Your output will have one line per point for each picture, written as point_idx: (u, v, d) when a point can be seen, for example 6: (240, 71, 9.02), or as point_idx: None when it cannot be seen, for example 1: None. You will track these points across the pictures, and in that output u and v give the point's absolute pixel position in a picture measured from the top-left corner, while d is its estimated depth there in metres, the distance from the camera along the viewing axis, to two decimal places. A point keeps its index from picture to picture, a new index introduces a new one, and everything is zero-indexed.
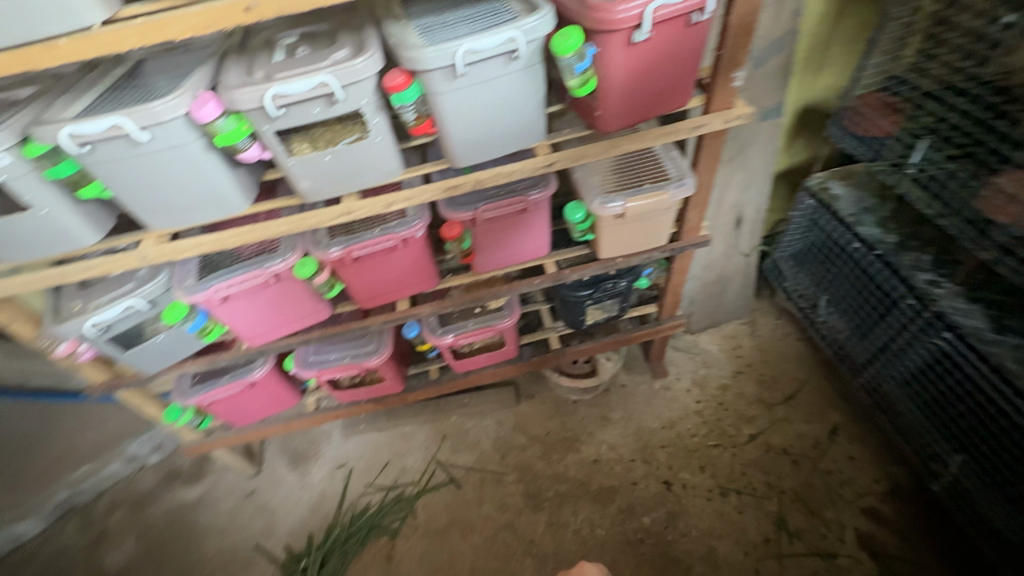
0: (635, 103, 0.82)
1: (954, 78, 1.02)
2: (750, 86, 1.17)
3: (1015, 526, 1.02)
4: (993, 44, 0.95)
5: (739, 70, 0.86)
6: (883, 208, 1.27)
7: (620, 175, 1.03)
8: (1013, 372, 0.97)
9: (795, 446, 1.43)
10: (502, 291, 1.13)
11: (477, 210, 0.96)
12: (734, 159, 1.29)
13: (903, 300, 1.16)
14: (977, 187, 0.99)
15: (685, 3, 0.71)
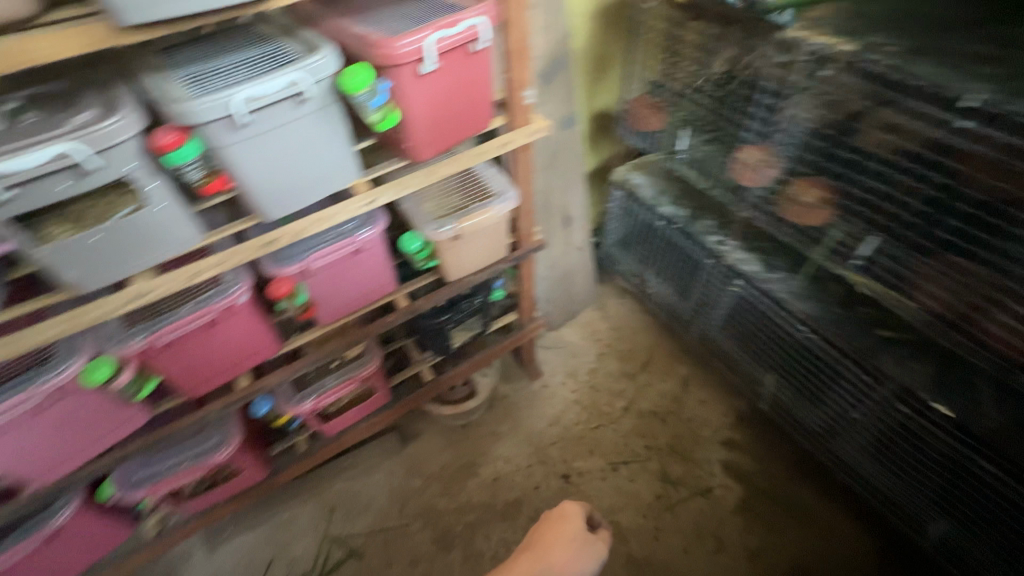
0: (440, 130, 0.84)
1: (693, 80, 1.20)
2: (545, 101, 1.30)
3: (818, 419, 1.25)
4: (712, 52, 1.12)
5: (528, 89, 0.93)
6: (673, 187, 1.49)
7: (447, 198, 1.05)
8: (786, 299, 1.19)
9: (660, 406, 1.61)
10: (356, 338, 1.06)
11: (304, 261, 0.89)
12: (549, 166, 1.41)
13: (704, 260, 1.38)
14: (727, 161, 1.18)
15: (461, 34, 0.75)
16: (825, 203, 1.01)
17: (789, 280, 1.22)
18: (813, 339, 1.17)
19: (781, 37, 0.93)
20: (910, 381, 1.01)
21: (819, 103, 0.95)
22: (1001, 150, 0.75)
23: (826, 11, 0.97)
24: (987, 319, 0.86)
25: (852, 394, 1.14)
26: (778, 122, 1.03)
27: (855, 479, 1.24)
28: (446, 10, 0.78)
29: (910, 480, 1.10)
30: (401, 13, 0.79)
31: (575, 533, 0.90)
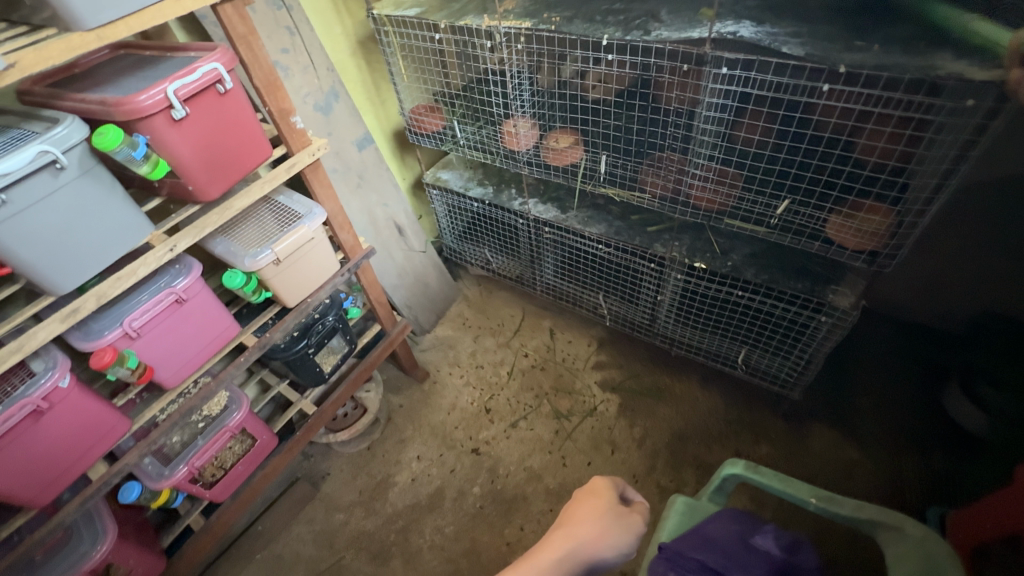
0: (218, 167, 0.93)
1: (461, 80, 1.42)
2: (334, 129, 1.43)
3: (644, 312, 1.53)
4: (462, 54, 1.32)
5: (294, 116, 1.06)
6: (477, 173, 1.71)
7: (258, 231, 1.12)
8: (582, 227, 1.43)
9: (537, 358, 1.80)
10: (211, 387, 1.08)
11: (123, 324, 0.91)
12: (361, 185, 1.54)
13: (519, 222, 1.60)
14: (496, 133, 1.39)
15: (203, 79, 0.85)
16: (574, 142, 1.27)
17: (579, 212, 1.48)
18: (611, 252, 1.43)
19: (483, 29, 1.15)
20: (677, 253, 1.29)
21: (530, 68, 1.21)
22: (631, 69, 1.04)
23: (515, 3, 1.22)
24: (687, 188, 1.12)
25: (654, 281, 1.42)
26: (510, 90, 1.25)
27: (684, 349, 1.53)
28: (186, 62, 0.88)
29: (712, 326, 1.41)
30: (141, 76, 0.86)
31: (611, 509, 0.74)
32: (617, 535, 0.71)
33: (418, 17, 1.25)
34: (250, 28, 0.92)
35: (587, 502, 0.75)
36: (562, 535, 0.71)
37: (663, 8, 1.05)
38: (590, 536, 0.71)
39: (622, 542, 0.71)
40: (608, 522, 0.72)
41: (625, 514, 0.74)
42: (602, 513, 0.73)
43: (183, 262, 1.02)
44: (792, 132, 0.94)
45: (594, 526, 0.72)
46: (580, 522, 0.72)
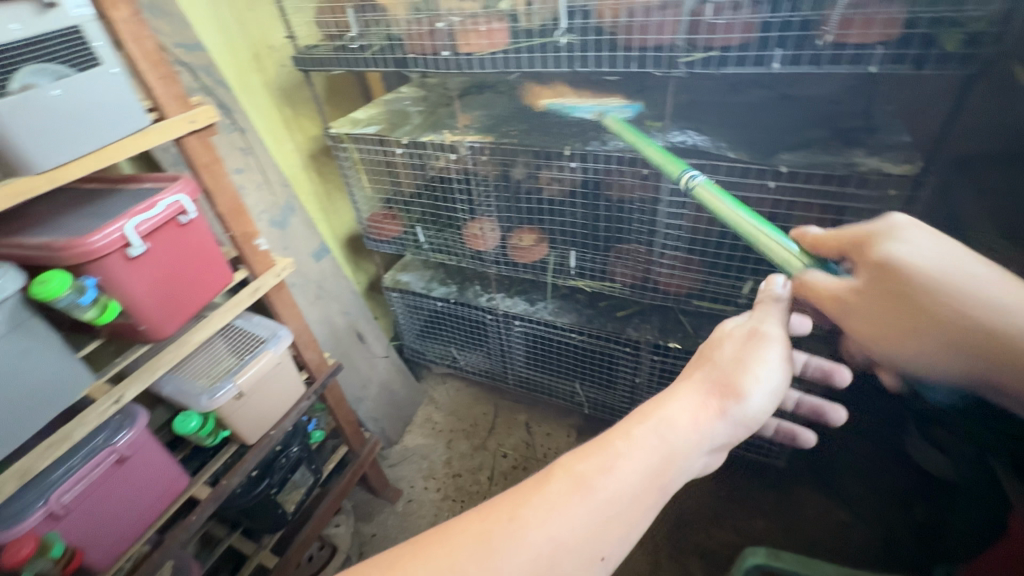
0: (176, 301, 0.85)
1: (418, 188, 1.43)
2: (290, 242, 1.38)
3: (622, 396, 1.53)
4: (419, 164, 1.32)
5: (258, 238, 1.01)
6: (438, 272, 1.70)
7: (215, 362, 1.02)
8: (554, 319, 1.45)
9: (517, 457, 1.70)
10: (156, 559, 0.89)
11: (49, 500, 0.75)
12: (320, 296, 1.47)
13: (486, 318, 1.58)
14: (460, 235, 1.41)
15: (164, 212, 0.79)
16: (540, 239, 1.32)
17: (548, 303, 1.50)
18: (585, 339, 1.44)
19: (446, 143, 1.21)
20: (650, 336, 1.33)
21: (492, 177, 1.26)
22: (592, 174, 1.11)
23: (471, 119, 1.30)
24: (656, 275, 1.19)
25: (629, 365, 1.43)
26: (475, 195, 1.30)
27: None
28: (143, 195, 0.82)
29: None
30: (90, 213, 0.79)
31: (746, 333, 0.58)
32: (767, 363, 0.55)
33: (377, 134, 1.29)
34: (214, 156, 0.89)
35: (714, 354, 0.58)
36: (702, 390, 0.54)
37: (609, 120, 1.18)
38: (726, 387, 0.54)
39: (763, 374, 0.54)
40: (744, 355, 0.56)
41: (753, 332, 0.58)
42: (736, 350, 0.57)
43: (125, 412, 0.89)
44: None
45: (730, 370, 0.55)
46: (716, 373, 0.55)
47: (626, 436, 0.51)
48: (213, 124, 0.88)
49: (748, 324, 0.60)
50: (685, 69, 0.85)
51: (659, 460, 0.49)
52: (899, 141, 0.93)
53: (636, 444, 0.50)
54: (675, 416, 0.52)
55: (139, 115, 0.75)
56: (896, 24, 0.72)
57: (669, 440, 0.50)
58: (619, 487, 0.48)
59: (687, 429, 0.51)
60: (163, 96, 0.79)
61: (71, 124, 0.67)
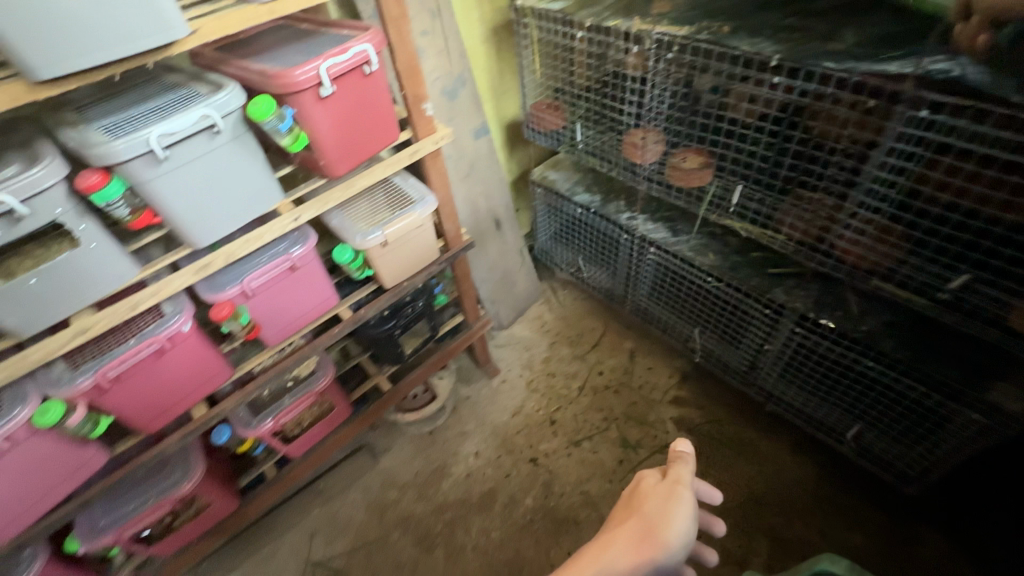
0: (350, 147, 0.95)
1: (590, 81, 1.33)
2: (455, 115, 1.42)
3: (742, 357, 1.40)
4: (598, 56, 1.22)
5: (426, 102, 1.05)
6: (586, 178, 1.64)
7: (372, 209, 1.15)
8: (692, 256, 1.32)
9: (612, 379, 1.72)
10: (305, 352, 1.12)
11: (243, 282, 0.97)
12: (470, 175, 1.53)
13: (622, 237, 1.51)
14: (619, 142, 1.31)
15: (352, 59, 0.85)
16: (705, 164, 1.15)
17: (692, 238, 1.37)
18: (720, 288, 1.31)
19: (632, 32, 1.08)
20: (800, 304, 1.15)
21: (673, 83, 1.12)
22: (798, 95, 0.91)
23: (670, 6, 1.12)
24: (834, 238, 0.99)
25: (761, 329, 1.29)
26: (647, 99, 1.18)
27: (782, 406, 1.39)
28: (340, 39, 0.89)
29: (821, 391, 1.26)
30: (297, 49, 0.89)
31: (660, 489, 0.66)
32: (682, 514, 0.64)
33: (562, 12, 1.20)
34: (403, 11, 0.92)
35: (639, 504, 0.66)
36: (635, 539, 0.62)
37: (848, 30, 0.92)
38: (652, 535, 0.62)
39: (682, 523, 0.63)
40: (667, 511, 0.64)
41: (672, 491, 0.66)
42: (657, 501, 0.65)
43: (302, 231, 1.07)
44: (987, 199, 0.79)
45: (655, 518, 0.63)
46: (646, 524, 0.63)
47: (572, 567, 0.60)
48: None
49: (668, 480, 0.67)
50: None
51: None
52: None
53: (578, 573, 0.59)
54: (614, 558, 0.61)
55: None
56: None
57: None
58: None
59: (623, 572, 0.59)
60: None
61: None
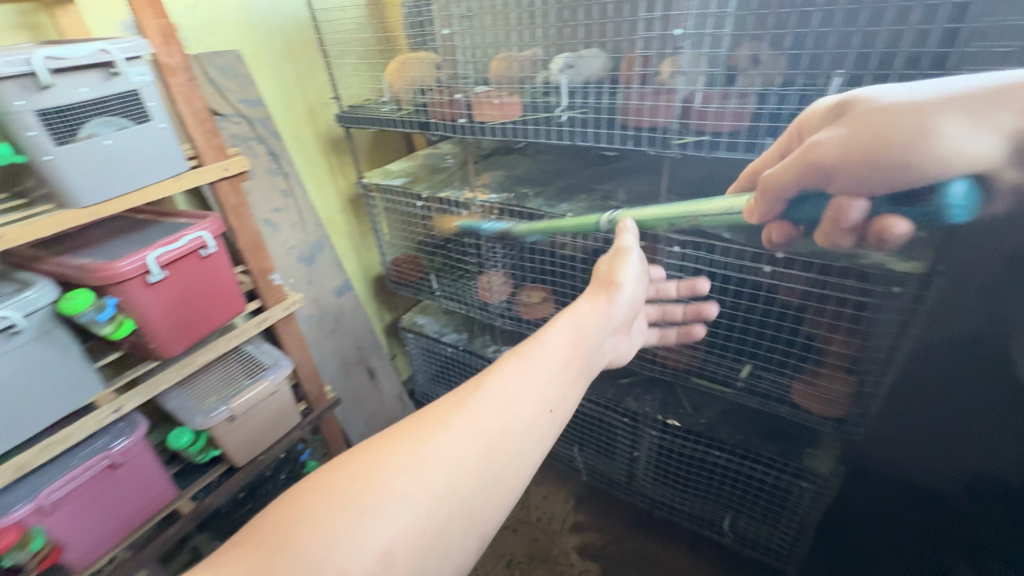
0: (185, 325, 0.94)
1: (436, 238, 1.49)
2: (315, 277, 1.48)
3: (620, 467, 1.46)
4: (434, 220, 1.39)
5: (273, 273, 1.11)
6: (453, 318, 1.75)
7: (217, 383, 1.09)
8: None
9: (509, 517, 1.65)
10: (128, 566, 0.94)
11: (38, 497, 0.81)
12: (336, 331, 1.55)
13: (491, 370, 1.58)
14: (471, 286, 1.46)
15: (185, 246, 0.90)
16: (545, 299, 1.34)
17: None
18: (584, 405, 1.41)
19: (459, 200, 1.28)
20: (648, 408, 1.28)
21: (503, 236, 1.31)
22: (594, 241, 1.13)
23: (491, 178, 1.38)
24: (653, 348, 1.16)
25: (627, 437, 1.38)
26: (486, 250, 1.36)
27: (666, 509, 1.43)
28: (175, 229, 0.94)
29: (690, 488, 1.34)
30: (127, 241, 0.91)
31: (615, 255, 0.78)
32: (631, 267, 0.76)
33: (402, 186, 1.39)
34: (242, 199, 1.01)
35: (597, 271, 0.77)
36: (592, 296, 0.72)
37: (621, 190, 1.21)
38: (600, 293, 0.72)
39: (630, 275, 0.75)
40: (615, 267, 0.76)
41: (621, 251, 0.78)
42: (612, 264, 0.76)
43: (128, 420, 0.97)
44: (742, 304, 1.00)
45: (608, 275, 0.75)
46: (601, 284, 0.74)
47: (546, 326, 0.64)
48: (244, 172, 0.99)
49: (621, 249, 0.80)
50: (678, 151, 0.85)
51: (570, 345, 0.63)
52: None
53: (557, 326, 0.64)
54: (583, 314, 0.68)
55: (178, 163, 0.87)
56: None
57: (582, 330, 0.66)
58: (454, 444, 0.49)
59: (593, 322, 0.68)
60: (204, 146, 0.92)
61: (118, 167, 0.79)
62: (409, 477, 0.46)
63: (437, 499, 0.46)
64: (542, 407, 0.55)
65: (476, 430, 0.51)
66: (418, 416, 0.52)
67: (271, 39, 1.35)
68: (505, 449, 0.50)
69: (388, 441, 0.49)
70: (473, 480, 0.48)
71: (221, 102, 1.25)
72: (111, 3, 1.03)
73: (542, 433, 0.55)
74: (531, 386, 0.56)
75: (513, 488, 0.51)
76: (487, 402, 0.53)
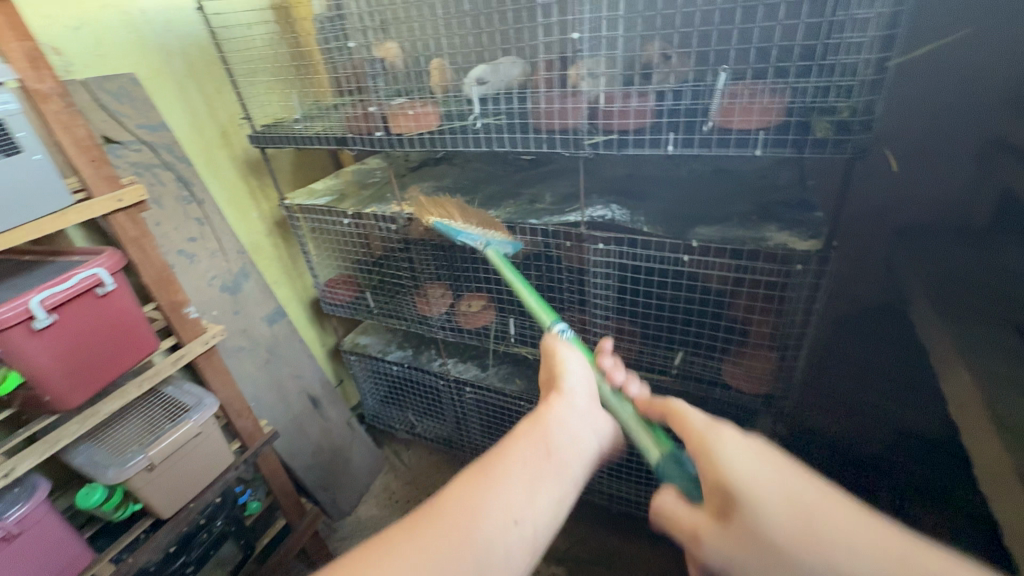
0: (86, 372, 0.85)
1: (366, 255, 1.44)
2: (242, 307, 1.41)
3: None
4: (363, 236, 1.35)
5: (188, 306, 1.04)
6: (396, 336, 1.71)
7: (132, 433, 1.01)
8: (501, 385, 1.43)
9: None
10: None
11: None
12: (270, 361, 1.47)
13: (439, 384, 1.55)
14: (410, 301, 1.42)
15: (77, 285, 0.82)
16: (485, 306, 1.33)
17: (498, 369, 1.49)
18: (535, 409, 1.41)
19: (386, 214, 1.24)
20: None
21: (436, 246, 1.29)
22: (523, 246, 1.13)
23: (419, 190, 1.36)
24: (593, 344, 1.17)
25: None
26: (420, 264, 1.33)
27: (623, 503, 1.45)
28: (66, 268, 0.86)
29: (643, 478, 1.36)
30: (8, 285, 0.82)
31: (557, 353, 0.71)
32: (577, 360, 0.68)
33: (326, 205, 1.34)
34: (143, 230, 0.94)
35: (543, 374, 0.69)
36: (548, 397, 0.63)
37: (547, 192, 1.22)
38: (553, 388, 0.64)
39: (581, 367, 0.67)
40: (560, 363, 0.67)
41: (562, 347, 0.71)
42: (552, 364, 0.69)
43: (27, 484, 0.87)
44: (669, 294, 1.03)
45: (556, 373, 0.66)
46: (549, 387, 0.65)
47: (505, 432, 0.56)
48: (143, 201, 0.93)
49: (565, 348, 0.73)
50: (590, 150, 0.87)
51: (537, 450, 0.53)
52: (812, 216, 0.95)
53: (518, 431, 0.55)
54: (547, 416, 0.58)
55: (63, 196, 0.81)
56: (773, 112, 0.74)
57: (546, 430, 0.56)
58: None
59: (560, 422, 0.58)
60: (92, 177, 0.85)
61: None
62: None
63: None
64: (502, 527, 0.47)
65: (428, 564, 0.43)
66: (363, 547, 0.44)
67: (171, 60, 1.28)
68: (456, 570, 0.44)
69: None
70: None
71: (117, 129, 1.16)
72: None
73: (505, 561, 0.46)
74: (490, 501, 0.48)
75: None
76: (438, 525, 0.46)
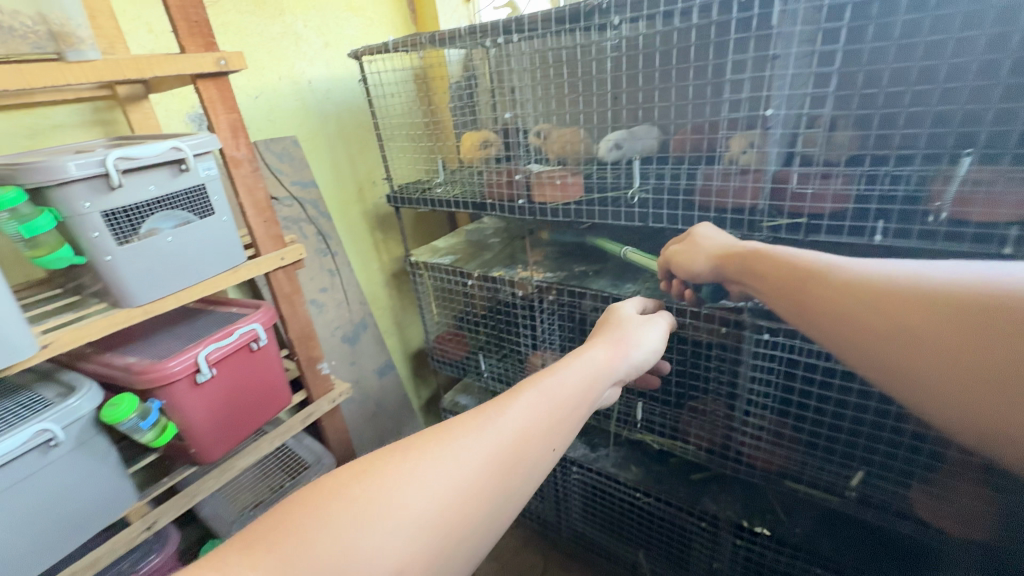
0: (229, 426, 0.86)
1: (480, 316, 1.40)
2: (357, 358, 1.42)
3: None
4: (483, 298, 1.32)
5: (321, 363, 1.05)
6: (497, 399, 1.64)
7: (255, 486, 1.01)
8: (615, 472, 1.29)
9: None
10: None
11: None
12: (376, 414, 1.46)
13: None
14: (522, 367, 1.36)
15: (236, 340, 0.84)
16: None
17: (610, 452, 1.36)
18: (653, 504, 1.24)
19: (514, 279, 1.21)
20: (731, 513, 1.11)
21: (561, 317, 1.22)
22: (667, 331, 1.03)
23: (544, 255, 1.33)
24: (738, 444, 1.03)
25: (705, 546, 1.19)
26: (540, 333, 1.26)
27: None
28: (227, 320, 0.89)
29: None
30: (179, 334, 0.86)
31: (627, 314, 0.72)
32: (654, 326, 0.70)
33: (451, 264, 1.34)
34: (295, 287, 0.97)
35: (609, 322, 0.71)
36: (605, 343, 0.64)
37: None
38: (620, 339, 0.65)
39: (654, 336, 0.68)
40: (635, 324, 0.69)
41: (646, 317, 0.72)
42: (624, 319, 0.71)
43: (160, 532, 0.88)
44: (850, 401, 0.87)
45: (624, 329, 0.68)
46: (612, 335, 0.66)
47: (559, 359, 0.57)
48: (300, 260, 0.96)
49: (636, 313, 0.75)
50: (768, 233, 0.78)
51: (583, 393, 0.54)
52: None
53: (572, 363, 0.57)
54: (594, 355, 0.60)
55: (237, 254, 0.84)
56: None
57: (596, 377, 0.57)
58: (450, 475, 0.42)
59: (605, 365, 0.59)
60: (262, 236, 0.89)
61: (178, 262, 0.76)
62: (388, 497, 0.40)
63: (428, 518, 0.40)
64: (542, 451, 0.48)
65: (464, 454, 0.44)
66: (437, 428, 0.47)
67: (327, 124, 1.38)
68: (505, 479, 0.45)
69: (392, 452, 0.44)
70: (473, 515, 0.42)
71: (276, 185, 1.25)
72: (180, 97, 1.06)
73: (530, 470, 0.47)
74: (544, 415, 0.49)
75: (496, 527, 0.44)
76: (502, 429, 0.47)
